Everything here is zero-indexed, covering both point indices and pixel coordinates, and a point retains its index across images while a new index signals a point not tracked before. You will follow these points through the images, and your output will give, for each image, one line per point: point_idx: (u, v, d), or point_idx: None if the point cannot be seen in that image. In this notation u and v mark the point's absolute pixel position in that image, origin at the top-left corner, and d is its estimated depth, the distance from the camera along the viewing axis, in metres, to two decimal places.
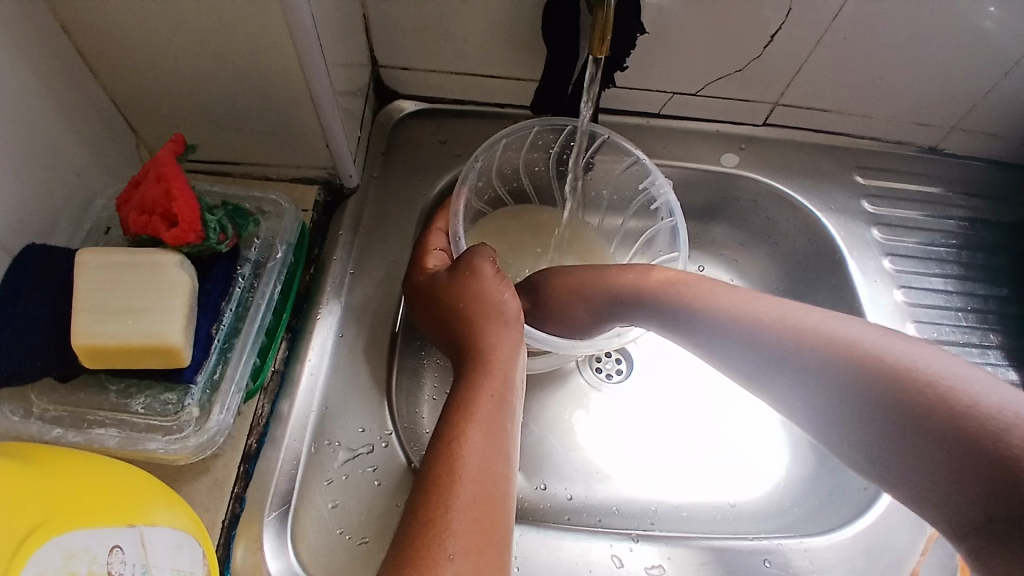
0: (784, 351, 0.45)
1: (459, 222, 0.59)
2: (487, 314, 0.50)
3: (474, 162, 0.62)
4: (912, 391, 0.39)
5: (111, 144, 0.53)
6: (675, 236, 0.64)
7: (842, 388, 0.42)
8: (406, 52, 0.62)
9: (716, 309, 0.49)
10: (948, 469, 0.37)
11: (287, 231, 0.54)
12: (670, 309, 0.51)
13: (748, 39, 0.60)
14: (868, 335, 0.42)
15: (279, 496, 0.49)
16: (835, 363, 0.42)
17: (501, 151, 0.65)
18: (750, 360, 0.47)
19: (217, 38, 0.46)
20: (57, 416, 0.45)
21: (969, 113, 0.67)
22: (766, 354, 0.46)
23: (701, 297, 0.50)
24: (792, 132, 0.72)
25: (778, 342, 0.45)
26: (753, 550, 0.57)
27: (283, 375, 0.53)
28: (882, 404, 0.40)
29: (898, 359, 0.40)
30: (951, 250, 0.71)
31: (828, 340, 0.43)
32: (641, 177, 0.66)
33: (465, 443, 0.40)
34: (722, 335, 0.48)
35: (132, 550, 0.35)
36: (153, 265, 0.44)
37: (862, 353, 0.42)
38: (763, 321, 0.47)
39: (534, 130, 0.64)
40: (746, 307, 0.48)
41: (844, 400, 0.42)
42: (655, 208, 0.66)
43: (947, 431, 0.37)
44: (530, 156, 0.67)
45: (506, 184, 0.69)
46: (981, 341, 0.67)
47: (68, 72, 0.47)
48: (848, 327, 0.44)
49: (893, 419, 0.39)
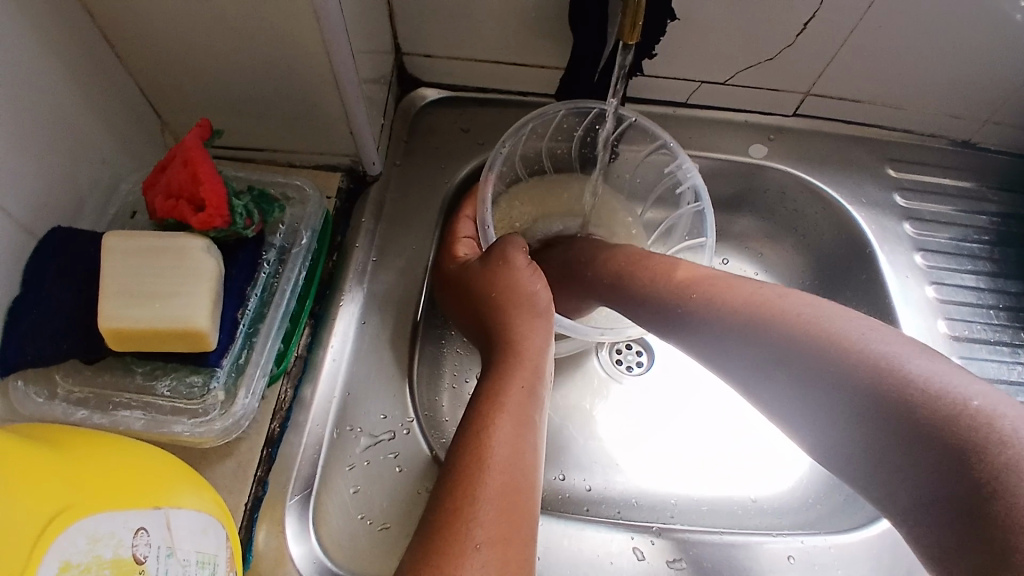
0: (792, 347, 0.42)
1: (488, 210, 0.58)
2: (518, 304, 0.50)
3: (501, 147, 0.61)
4: (901, 402, 0.37)
5: (136, 128, 0.53)
6: (700, 221, 0.64)
7: (840, 398, 0.40)
8: (430, 38, 0.62)
9: (716, 305, 0.47)
10: (929, 485, 0.36)
11: (312, 217, 0.54)
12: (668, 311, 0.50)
13: (780, 27, 0.59)
14: (862, 336, 0.41)
15: (301, 480, 0.49)
16: (828, 364, 0.41)
17: (526, 136, 0.64)
18: (746, 358, 0.45)
19: (242, 23, 0.45)
20: (82, 397, 0.45)
21: (1006, 105, 0.65)
22: (760, 354, 0.44)
23: (703, 292, 0.48)
24: (821, 122, 0.71)
25: (772, 339, 0.44)
26: (776, 548, 0.55)
27: (305, 361, 0.53)
28: (886, 410, 0.37)
29: (887, 363, 0.39)
30: (984, 245, 0.69)
31: (823, 338, 0.42)
32: (667, 162, 0.65)
33: (493, 434, 0.40)
34: (729, 330, 0.46)
35: (157, 533, 0.35)
36: (180, 249, 0.44)
37: (850, 357, 0.40)
38: (774, 316, 0.44)
39: (561, 113, 0.63)
40: (761, 301, 0.46)
41: (831, 406, 0.40)
42: (680, 192, 0.66)
43: (931, 445, 0.36)
44: (554, 140, 0.66)
45: (529, 168, 0.68)
46: (1013, 339, 0.66)
47: (93, 57, 0.47)
48: (845, 327, 0.42)
49: (879, 430, 0.38)
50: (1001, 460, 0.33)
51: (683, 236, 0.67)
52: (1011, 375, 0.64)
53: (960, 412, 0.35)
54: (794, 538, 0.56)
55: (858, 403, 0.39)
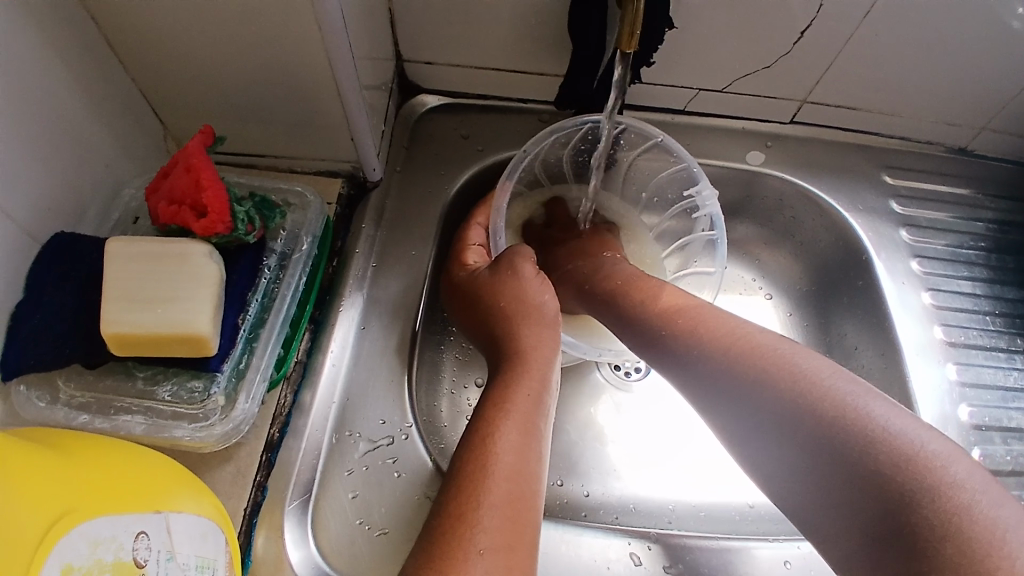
0: (759, 370, 0.43)
1: (503, 219, 0.59)
2: (528, 315, 0.50)
3: (523, 155, 0.62)
4: (853, 444, 0.37)
5: (138, 134, 0.54)
6: (713, 248, 0.64)
7: (797, 417, 0.40)
8: (431, 45, 0.62)
9: (686, 340, 0.48)
10: (872, 528, 0.36)
11: (312, 223, 0.54)
12: (657, 339, 0.50)
13: (776, 35, 0.60)
14: (822, 377, 0.41)
15: (300, 485, 0.49)
16: (788, 402, 0.41)
17: (550, 145, 0.64)
18: (720, 382, 0.45)
19: (243, 30, 0.46)
20: (84, 402, 0.45)
21: (1001, 113, 0.66)
22: (717, 383, 0.45)
23: (672, 328, 0.49)
24: (818, 129, 0.71)
25: (736, 374, 0.44)
26: (772, 554, 0.55)
27: (305, 366, 0.53)
28: (840, 432, 0.38)
29: (844, 404, 0.39)
30: (980, 252, 0.70)
31: (786, 374, 0.42)
32: (687, 183, 0.65)
33: (499, 441, 0.40)
34: (704, 356, 0.46)
35: (158, 538, 0.35)
36: (182, 254, 0.44)
37: (809, 398, 0.40)
38: (745, 347, 0.45)
39: (587, 126, 0.64)
40: (739, 331, 0.46)
41: (789, 442, 0.40)
42: (697, 216, 0.66)
43: (878, 489, 0.36)
44: (575, 150, 0.67)
45: (547, 172, 0.68)
46: (1009, 345, 0.66)
47: (97, 63, 0.48)
48: (805, 364, 0.42)
49: (828, 472, 0.38)
50: (951, 504, 0.34)
51: (694, 256, 0.68)
52: (1007, 381, 0.64)
53: (910, 457, 0.36)
54: (790, 543, 0.56)
55: (812, 443, 0.39)
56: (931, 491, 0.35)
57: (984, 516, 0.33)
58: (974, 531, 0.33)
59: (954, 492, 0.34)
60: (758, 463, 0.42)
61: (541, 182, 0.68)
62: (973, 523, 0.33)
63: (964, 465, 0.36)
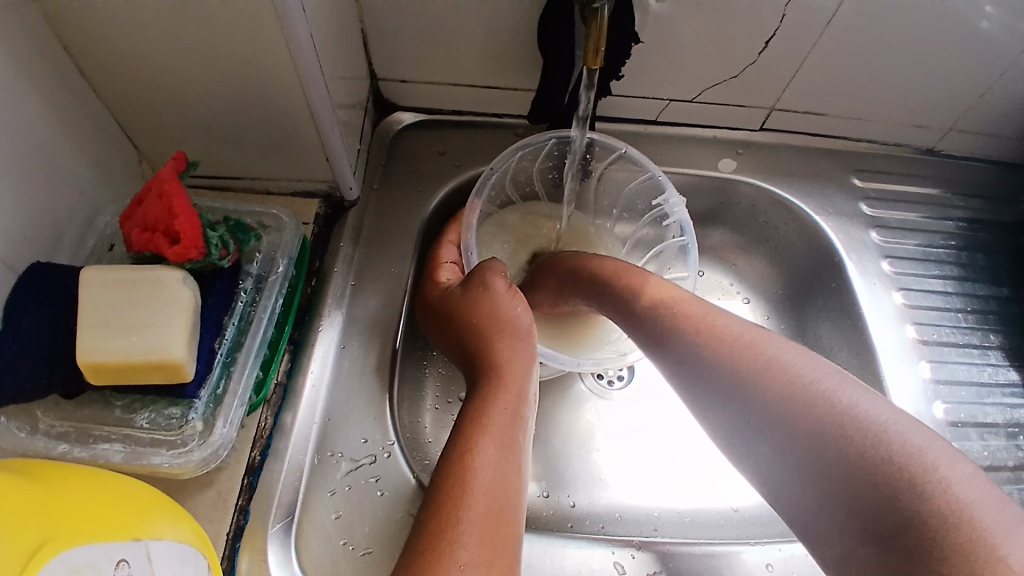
0: (750, 374, 0.43)
1: (474, 235, 0.60)
2: (500, 329, 0.51)
3: (490, 172, 0.63)
4: (850, 445, 0.38)
5: (113, 160, 0.54)
6: (685, 253, 0.65)
7: (792, 422, 0.41)
8: (404, 64, 0.63)
9: (684, 338, 0.47)
10: (866, 526, 0.36)
11: (288, 245, 0.55)
12: (654, 332, 0.50)
13: (742, 45, 0.61)
14: (817, 378, 0.42)
15: (282, 508, 0.49)
16: (784, 404, 0.41)
17: (518, 162, 0.66)
18: (713, 385, 0.45)
19: (216, 55, 0.46)
20: (62, 431, 0.45)
21: (966, 114, 0.68)
22: (709, 383, 0.45)
23: (669, 326, 0.49)
24: (789, 136, 0.73)
25: (730, 376, 0.44)
26: (755, 558, 0.56)
27: (286, 387, 0.54)
28: (835, 437, 0.39)
29: (842, 408, 0.40)
30: (950, 250, 0.71)
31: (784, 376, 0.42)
32: (655, 192, 0.66)
33: (477, 456, 0.41)
34: (699, 353, 0.46)
35: (138, 565, 0.35)
36: (155, 281, 0.44)
37: (808, 399, 0.41)
38: (736, 349, 0.45)
39: (551, 142, 0.65)
40: (731, 330, 0.46)
41: (784, 443, 0.41)
42: (667, 224, 0.66)
43: (875, 489, 0.37)
44: (544, 165, 0.68)
45: (518, 189, 0.69)
46: (982, 341, 0.67)
47: (69, 91, 0.48)
48: (802, 365, 0.43)
49: (823, 472, 0.39)
50: (949, 506, 0.35)
51: (667, 263, 0.68)
52: (981, 377, 0.66)
53: (912, 458, 0.37)
54: (772, 546, 0.57)
55: (808, 444, 0.40)
56: (931, 491, 0.35)
57: (984, 517, 0.34)
58: (976, 529, 0.34)
59: (953, 493, 0.35)
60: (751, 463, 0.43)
61: (513, 200, 0.70)
62: (973, 522, 0.34)
63: (966, 468, 0.36)
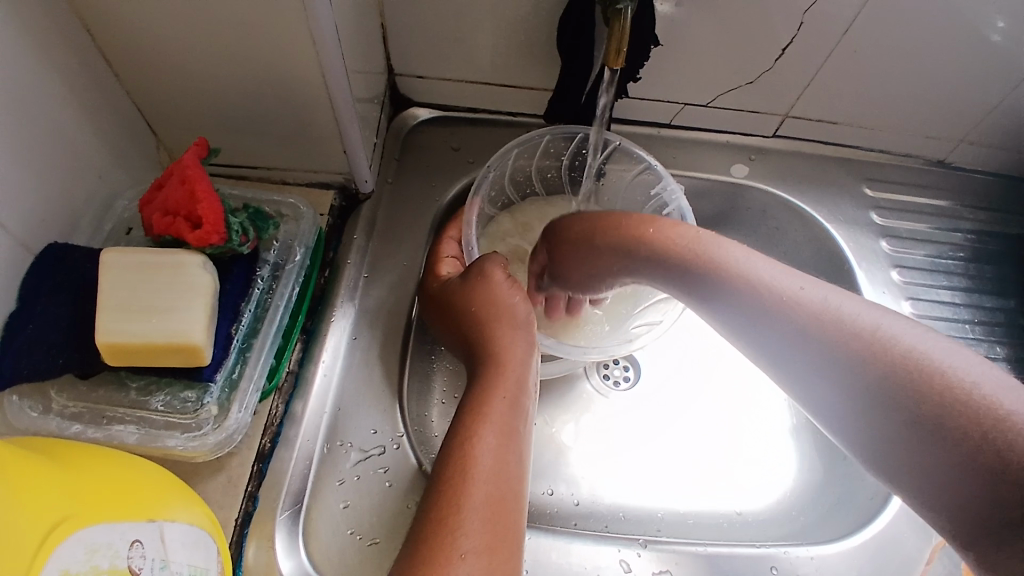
0: (802, 332, 0.42)
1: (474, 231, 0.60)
2: (500, 317, 0.50)
3: (486, 171, 0.63)
4: (969, 430, 0.36)
5: (131, 145, 0.54)
6: None
7: (859, 379, 0.40)
8: (422, 59, 0.63)
9: (732, 292, 0.45)
10: (984, 512, 0.36)
11: (305, 235, 0.55)
12: (735, 305, 0.45)
13: (759, 52, 0.61)
14: (874, 325, 0.41)
15: (291, 495, 0.49)
16: (881, 380, 0.39)
17: (514, 160, 0.66)
18: (770, 343, 0.44)
19: (239, 43, 0.47)
20: (76, 412, 0.45)
21: (978, 126, 0.68)
22: (765, 339, 0.44)
23: (751, 296, 0.44)
24: (801, 143, 0.73)
25: (785, 333, 0.43)
26: (759, 559, 0.56)
27: (297, 376, 0.54)
28: (903, 390, 0.39)
29: (911, 357, 0.39)
30: (959, 262, 0.72)
31: (881, 349, 0.40)
32: (653, 183, 0.66)
33: (478, 444, 0.41)
34: (748, 311, 0.44)
35: (152, 546, 0.35)
36: (176, 265, 0.44)
37: (915, 371, 0.39)
38: (785, 299, 0.44)
39: (546, 138, 0.66)
40: (774, 280, 0.45)
41: (850, 398, 0.41)
42: (667, 213, 0.65)
43: (993, 477, 0.35)
44: (542, 163, 0.68)
45: (519, 191, 0.70)
46: (989, 353, 0.68)
47: (91, 75, 0.48)
48: (900, 333, 0.40)
49: (937, 456, 0.37)
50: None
51: None
52: None
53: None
54: (776, 549, 0.57)
55: (877, 398, 0.39)
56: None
57: None
58: None
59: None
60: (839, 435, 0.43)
61: (513, 201, 0.70)
62: None
63: None
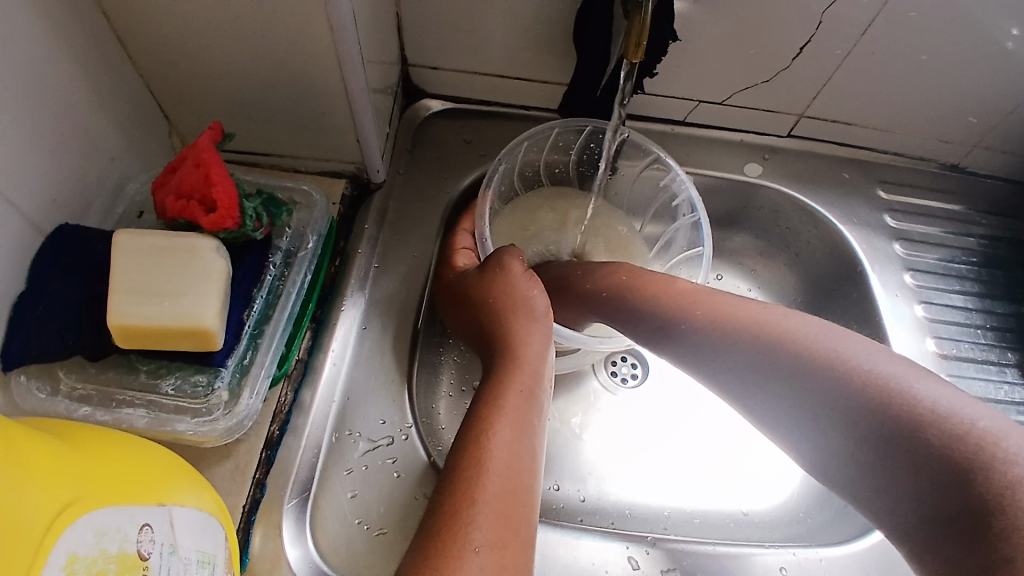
0: (772, 357, 0.44)
1: (487, 224, 0.59)
2: (516, 309, 0.51)
3: (498, 163, 0.62)
4: (941, 451, 0.36)
5: (144, 129, 0.54)
6: (698, 231, 0.64)
7: (830, 403, 0.41)
8: (437, 51, 0.63)
9: (703, 331, 0.47)
10: (945, 520, 0.35)
11: (318, 222, 0.55)
12: (697, 337, 0.48)
13: (775, 51, 0.61)
14: (845, 352, 0.42)
15: (299, 483, 0.49)
16: (835, 385, 0.41)
17: (524, 153, 0.66)
18: (741, 370, 0.45)
19: (255, 30, 0.46)
20: (85, 394, 0.45)
21: (992, 131, 0.68)
22: (737, 367, 0.46)
23: (723, 327, 0.47)
24: (814, 143, 0.72)
25: (755, 359, 0.45)
26: (768, 560, 0.56)
27: (306, 364, 0.54)
28: (873, 414, 0.39)
29: (882, 382, 0.39)
30: (971, 267, 0.71)
31: (821, 356, 0.42)
32: (662, 176, 0.67)
33: (493, 437, 0.41)
34: (719, 348, 0.47)
35: (160, 530, 0.35)
36: (190, 248, 0.44)
37: (832, 367, 0.41)
38: (755, 331, 0.45)
39: (555, 132, 0.65)
40: (744, 316, 0.47)
41: (819, 418, 0.41)
42: (677, 205, 0.67)
43: (936, 466, 0.36)
44: (551, 157, 0.68)
45: (527, 186, 0.69)
46: (1000, 358, 0.67)
47: (105, 57, 0.48)
48: (807, 332, 0.44)
49: (885, 453, 0.38)
50: (1006, 478, 0.33)
51: (679, 249, 0.68)
52: (998, 394, 0.65)
53: (963, 436, 0.36)
54: (785, 549, 0.57)
55: (847, 419, 0.40)
56: (988, 465, 0.34)
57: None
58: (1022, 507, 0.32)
59: (1012, 464, 0.34)
60: (806, 451, 0.43)
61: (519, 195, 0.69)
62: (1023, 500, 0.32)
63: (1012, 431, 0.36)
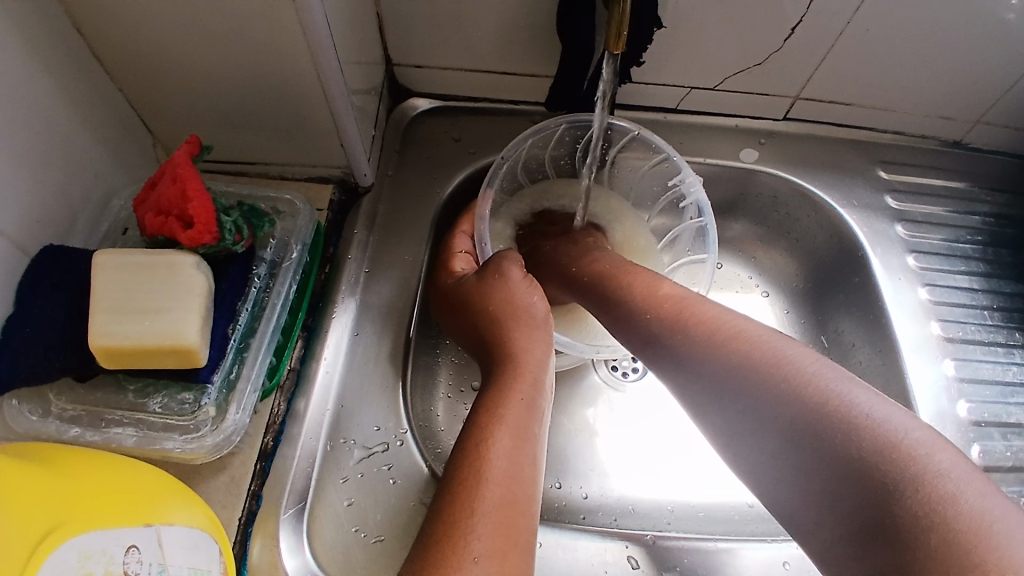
0: (720, 355, 0.42)
1: (486, 227, 0.59)
2: (518, 317, 0.50)
3: (500, 163, 0.61)
4: (872, 463, 0.34)
5: (126, 143, 0.53)
6: (703, 236, 0.64)
7: (766, 412, 0.39)
8: (421, 48, 0.62)
9: (668, 333, 0.46)
10: (866, 533, 0.33)
11: (302, 231, 0.54)
12: (661, 340, 0.46)
13: (767, 33, 0.59)
14: (804, 364, 0.39)
15: (294, 494, 0.49)
16: (773, 397, 0.39)
17: (528, 148, 0.65)
18: (697, 374, 0.43)
19: (228, 38, 0.46)
20: (75, 415, 0.45)
21: (995, 105, 0.65)
22: (700, 373, 0.43)
23: (681, 333, 0.45)
24: (811, 125, 0.71)
25: (712, 366, 0.42)
26: (770, 555, 0.55)
27: (298, 373, 0.53)
28: (800, 425, 0.37)
29: (828, 390, 0.37)
30: (977, 246, 0.69)
31: (770, 362, 0.40)
32: (670, 174, 0.65)
33: (492, 446, 0.40)
34: (672, 357, 0.45)
35: (148, 550, 0.35)
36: (169, 265, 0.44)
37: (756, 359, 0.41)
38: (711, 337, 0.43)
39: (562, 127, 0.64)
40: (715, 321, 0.44)
41: (760, 429, 0.39)
42: (683, 206, 0.66)
43: (864, 482, 0.34)
44: (555, 153, 0.67)
45: (530, 177, 0.68)
46: (1007, 340, 0.65)
47: (83, 73, 0.48)
48: (758, 328, 0.43)
49: (806, 462, 0.36)
50: (936, 492, 0.32)
51: (685, 250, 0.68)
52: (1005, 376, 0.64)
53: (890, 446, 0.34)
54: (788, 544, 0.56)
55: (778, 428, 0.38)
56: (913, 481, 0.33)
57: (972, 505, 0.31)
58: (958, 524, 0.31)
59: (938, 482, 0.32)
60: (738, 446, 0.41)
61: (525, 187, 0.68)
62: (954, 516, 0.31)
63: (951, 456, 0.33)
